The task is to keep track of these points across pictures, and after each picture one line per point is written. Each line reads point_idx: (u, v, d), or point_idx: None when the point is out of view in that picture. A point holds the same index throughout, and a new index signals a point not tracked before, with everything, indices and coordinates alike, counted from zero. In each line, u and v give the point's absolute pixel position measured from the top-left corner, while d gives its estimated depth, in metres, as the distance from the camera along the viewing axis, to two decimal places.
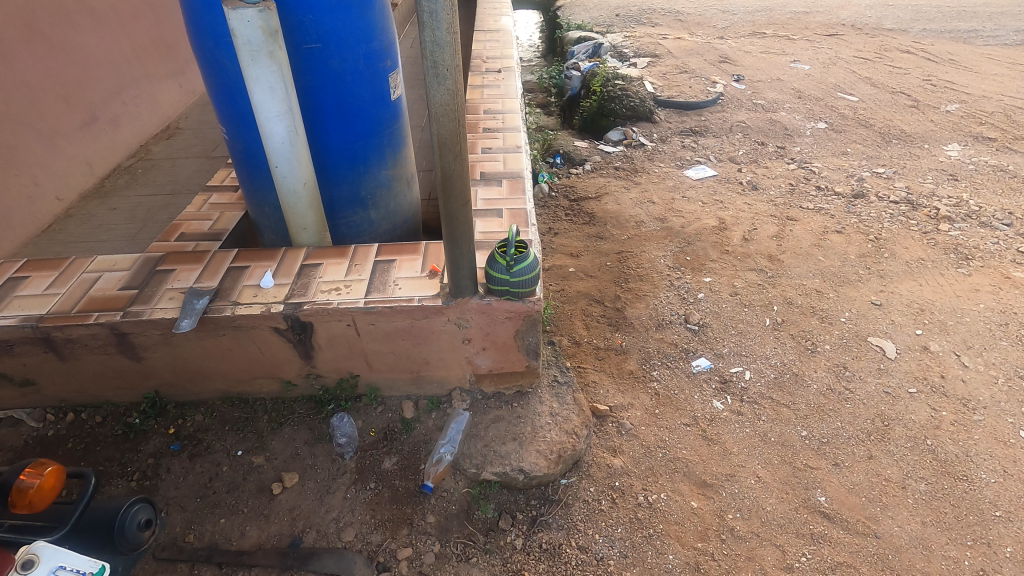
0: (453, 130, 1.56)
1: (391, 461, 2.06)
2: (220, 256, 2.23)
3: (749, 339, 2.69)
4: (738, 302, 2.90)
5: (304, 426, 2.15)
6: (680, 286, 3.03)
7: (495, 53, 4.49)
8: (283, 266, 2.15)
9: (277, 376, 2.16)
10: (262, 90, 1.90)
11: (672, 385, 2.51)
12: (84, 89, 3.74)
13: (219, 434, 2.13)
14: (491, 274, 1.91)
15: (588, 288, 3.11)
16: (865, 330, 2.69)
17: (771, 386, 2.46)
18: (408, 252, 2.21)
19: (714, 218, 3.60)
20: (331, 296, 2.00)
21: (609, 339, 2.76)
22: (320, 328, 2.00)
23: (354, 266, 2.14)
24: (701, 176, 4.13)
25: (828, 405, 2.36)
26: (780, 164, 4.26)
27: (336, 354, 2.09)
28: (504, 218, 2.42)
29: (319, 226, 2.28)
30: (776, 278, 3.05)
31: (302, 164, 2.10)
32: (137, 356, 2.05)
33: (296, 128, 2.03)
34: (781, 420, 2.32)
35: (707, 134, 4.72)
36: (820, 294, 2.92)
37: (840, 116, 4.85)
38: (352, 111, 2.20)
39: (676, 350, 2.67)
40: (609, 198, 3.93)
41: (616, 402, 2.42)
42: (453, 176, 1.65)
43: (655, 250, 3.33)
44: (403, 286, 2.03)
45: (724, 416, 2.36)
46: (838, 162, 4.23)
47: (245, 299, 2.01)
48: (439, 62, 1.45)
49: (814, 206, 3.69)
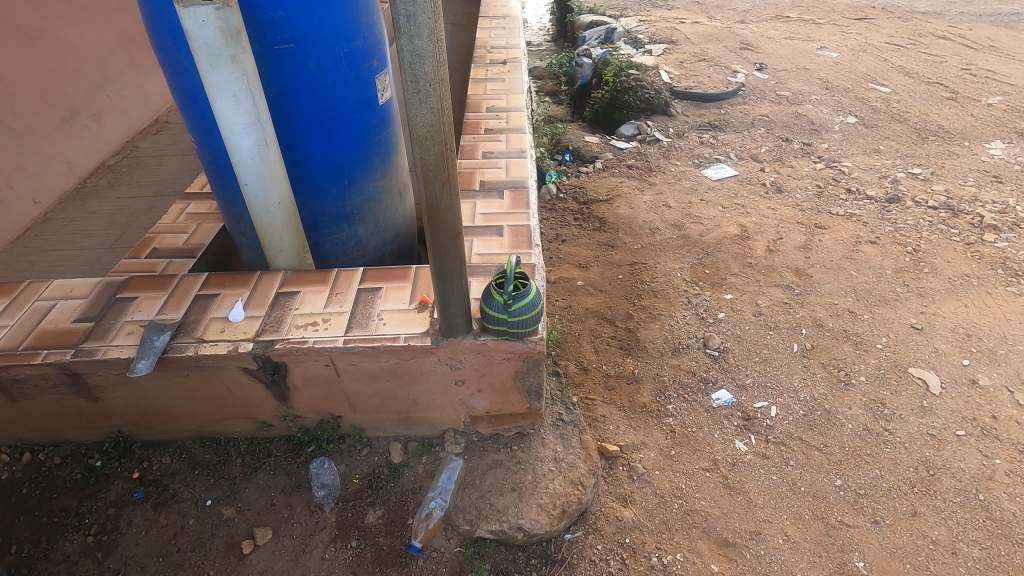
0: (439, 155, 1.31)
1: (375, 515, 1.87)
2: (188, 281, 2.00)
3: (775, 368, 2.44)
4: (763, 324, 2.65)
5: (281, 471, 1.95)
6: (698, 304, 2.78)
7: (502, 42, 4.18)
8: (256, 294, 1.92)
9: (251, 417, 1.95)
10: (225, 100, 1.65)
11: (689, 421, 2.28)
12: (63, 83, 3.51)
13: (187, 480, 1.94)
14: (486, 312, 1.67)
15: (598, 304, 2.86)
16: (905, 359, 2.42)
17: (800, 425, 2.22)
18: (396, 278, 1.96)
19: (736, 225, 3.32)
20: (306, 333, 1.78)
21: (619, 365, 2.53)
22: (295, 368, 1.78)
23: (335, 296, 1.91)
24: (721, 176, 3.84)
25: (865, 449, 2.11)
26: (807, 163, 3.96)
27: (315, 394, 1.87)
28: (504, 237, 2.17)
29: (298, 247, 2.03)
30: (804, 296, 2.79)
31: (276, 181, 1.85)
32: (94, 396, 1.84)
33: (267, 140, 1.77)
34: (812, 465, 2.08)
35: (727, 129, 4.41)
36: (853, 316, 2.65)
37: (872, 109, 4.50)
38: (334, 119, 1.95)
39: (693, 380, 2.43)
40: (621, 201, 3.65)
41: (627, 441, 2.20)
42: (440, 206, 1.40)
43: (670, 262, 3.07)
44: (388, 321, 1.80)
45: (747, 460, 2.12)
46: (869, 161, 3.91)
47: (211, 335, 1.78)
48: (420, 74, 1.19)
49: (845, 212, 3.40)
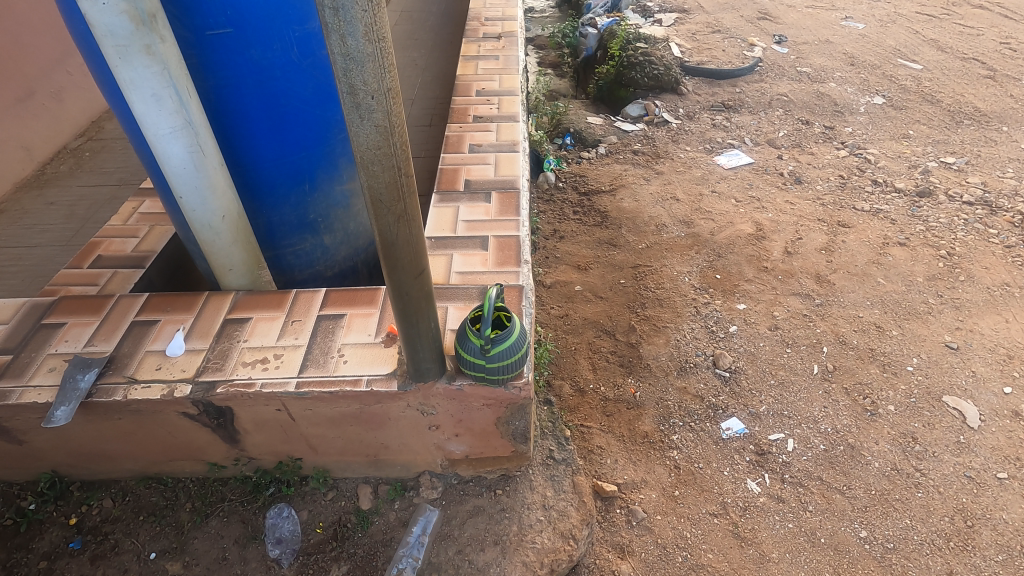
0: (391, 183, 1.03)
1: (339, 571, 1.64)
2: (125, 303, 1.74)
3: (793, 393, 2.20)
4: (779, 340, 2.39)
5: (236, 518, 1.73)
6: (708, 315, 2.52)
7: (497, 13, 3.80)
8: (200, 322, 1.67)
9: (199, 459, 1.72)
10: (144, 99, 1.37)
11: (695, 455, 2.04)
12: (15, 59, 3.19)
13: (130, 527, 1.72)
14: (462, 354, 1.42)
15: (597, 314, 2.60)
16: (939, 385, 2.17)
17: (820, 462, 1.98)
18: (362, 303, 1.71)
19: (750, 222, 3.02)
20: (254, 372, 1.53)
21: (620, 387, 2.28)
22: (243, 412, 1.54)
23: (291, 325, 1.65)
24: (734, 165, 3.53)
25: (893, 493, 1.88)
26: (829, 149, 3.63)
27: (269, 438, 1.63)
28: (490, 250, 1.89)
29: (250, 265, 1.77)
30: (825, 307, 2.52)
31: (216, 191, 1.58)
32: (16, 439, 1.61)
33: (201, 145, 1.50)
34: (833, 511, 1.86)
35: (741, 110, 4.07)
36: (879, 332, 2.39)
37: (901, 88, 4.13)
38: (289, 116, 1.66)
39: (701, 407, 2.18)
40: (625, 192, 3.34)
41: (626, 478, 1.98)
42: (397, 241, 1.13)
43: (678, 264, 2.79)
44: (350, 358, 1.55)
45: (761, 503, 1.90)
46: (898, 148, 3.58)
47: (145, 373, 1.54)
48: (357, 84, 0.90)
49: (871, 207, 3.10)
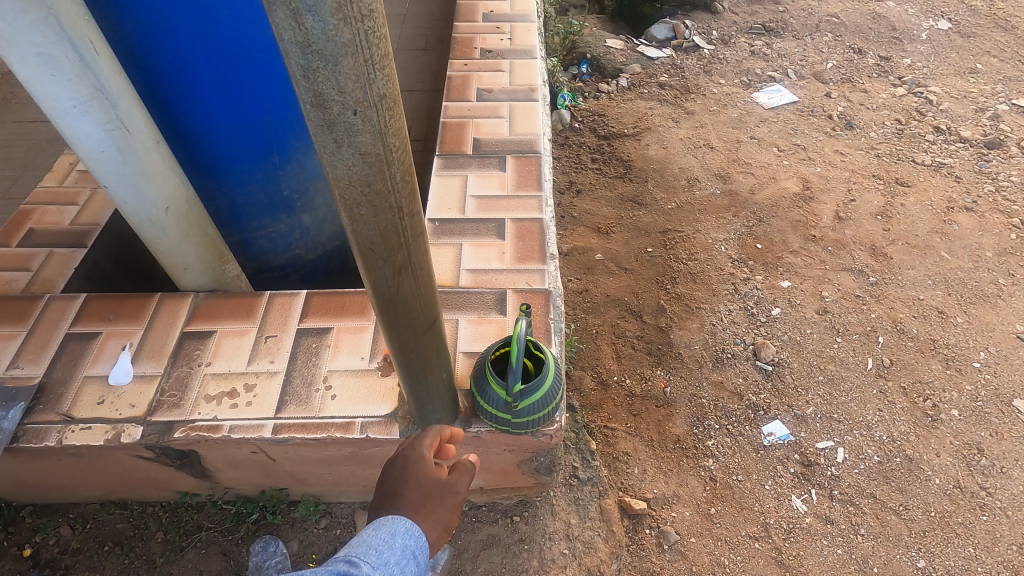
0: (384, 228, 0.70)
1: None
2: (59, 309, 1.41)
3: (843, 392, 1.95)
4: (829, 326, 2.11)
5: (215, 550, 1.49)
6: (748, 293, 2.21)
7: None
8: (151, 338, 1.35)
9: (168, 487, 1.47)
10: (29, 60, 0.99)
11: (733, 465, 1.82)
12: None
13: (93, 560, 1.48)
14: (482, 406, 1.13)
15: (620, 290, 2.29)
16: (1009, 387, 1.93)
17: (873, 476, 1.77)
18: (352, 314, 1.39)
19: (795, 178, 2.64)
20: (220, 410, 1.23)
21: (648, 381, 2.02)
22: (210, 454, 1.26)
23: (264, 344, 1.34)
24: (776, 103, 3.07)
25: (955, 516, 1.69)
26: (884, 86, 3.16)
27: (246, 474, 1.36)
28: (507, 238, 1.54)
29: (210, 262, 1.42)
30: (881, 287, 2.21)
31: (153, 179, 1.21)
32: None
33: (122, 119, 1.12)
34: (887, 536, 1.67)
35: (785, 34, 3.53)
36: (942, 319, 2.11)
37: (969, 11, 3.59)
38: (245, 72, 1.27)
39: (740, 407, 1.93)
40: (651, 136, 2.91)
41: (656, 492, 1.76)
42: (397, 297, 0.80)
43: (713, 230, 2.44)
44: (339, 392, 1.25)
45: (807, 525, 1.70)
46: (964, 86, 3.12)
47: (85, 409, 1.23)
48: (328, 91, 0.56)
49: (932, 160, 2.71)
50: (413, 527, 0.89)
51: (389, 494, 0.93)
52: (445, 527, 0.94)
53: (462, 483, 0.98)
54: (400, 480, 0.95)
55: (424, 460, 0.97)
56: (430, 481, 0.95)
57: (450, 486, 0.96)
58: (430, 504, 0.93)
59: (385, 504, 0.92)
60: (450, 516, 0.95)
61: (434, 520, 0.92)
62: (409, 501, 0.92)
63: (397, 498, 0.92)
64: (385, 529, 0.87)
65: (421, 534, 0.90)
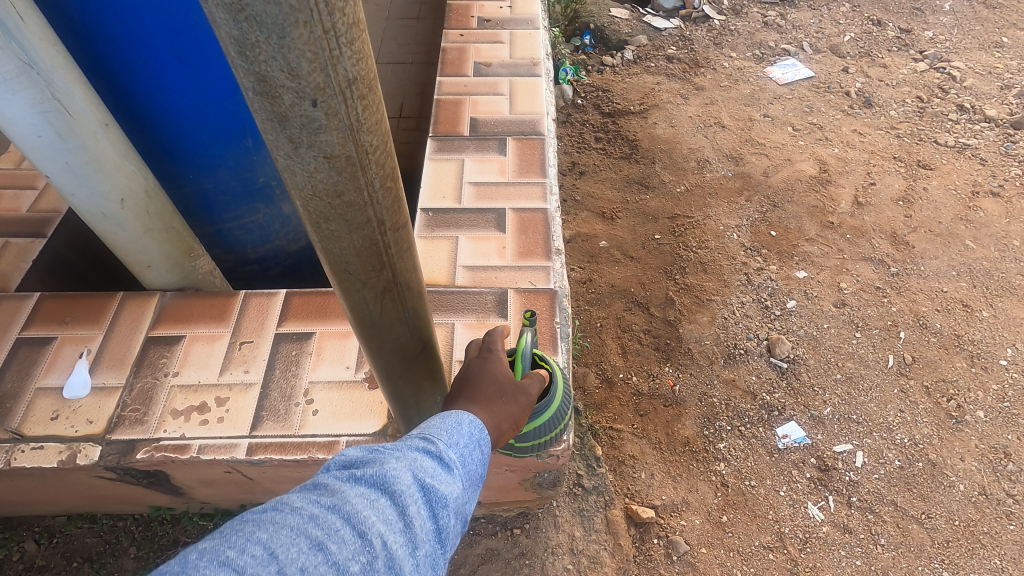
0: (361, 241, 0.59)
1: None
2: (10, 309, 1.27)
3: (862, 391, 1.84)
4: (848, 321, 1.99)
5: None
6: (762, 284, 2.08)
7: None
8: (113, 343, 1.21)
9: (138, 502, 1.34)
10: None
11: (746, 470, 1.71)
12: None
13: None
14: None
15: (626, 280, 2.16)
16: None
17: (894, 482, 1.67)
18: (337, 318, 1.26)
19: (811, 159, 2.49)
20: (188, 427, 1.10)
21: (656, 378, 1.90)
22: (179, 473, 1.13)
23: (239, 352, 1.21)
24: (791, 79, 2.89)
25: (980, 525, 1.60)
26: (905, 60, 2.99)
27: (221, 491, 1.24)
28: (507, 230, 1.40)
29: (176, 259, 1.29)
30: (901, 278, 2.09)
31: (106, 170, 1.08)
32: None
33: (63, 100, 0.99)
34: (909, 546, 1.57)
35: (800, 4, 3.32)
36: (966, 313, 2.00)
37: None
38: (209, 46, 1.14)
39: (753, 407, 1.82)
40: (659, 114, 2.74)
41: (665, 498, 1.65)
42: (379, 321, 0.70)
43: (724, 215, 2.30)
44: (320, 407, 1.13)
45: (824, 534, 1.60)
46: (989, 61, 2.95)
47: (35, 425, 1.10)
48: (277, 75, 0.44)
49: (956, 141, 2.56)
50: (478, 416, 0.76)
51: (460, 383, 0.83)
52: (517, 422, 0.82)
53: (535, 389, 0.87)
54: (473, 373, 0.85)
55: (501, 354, 0.87)
56: (503, 376, 0.84)
57: (523, 387, 0.85)
58: (503, 397, 0.81)
59: (455, 394, 0.81)
60: (521, 415, 0.83)
61: (505, 414, 0.80)
62: (482, 389, 0.81)
63: (467, 387, 0.82)
64: (451, 411, 0.75)
65: (490, 422, 0.77)
